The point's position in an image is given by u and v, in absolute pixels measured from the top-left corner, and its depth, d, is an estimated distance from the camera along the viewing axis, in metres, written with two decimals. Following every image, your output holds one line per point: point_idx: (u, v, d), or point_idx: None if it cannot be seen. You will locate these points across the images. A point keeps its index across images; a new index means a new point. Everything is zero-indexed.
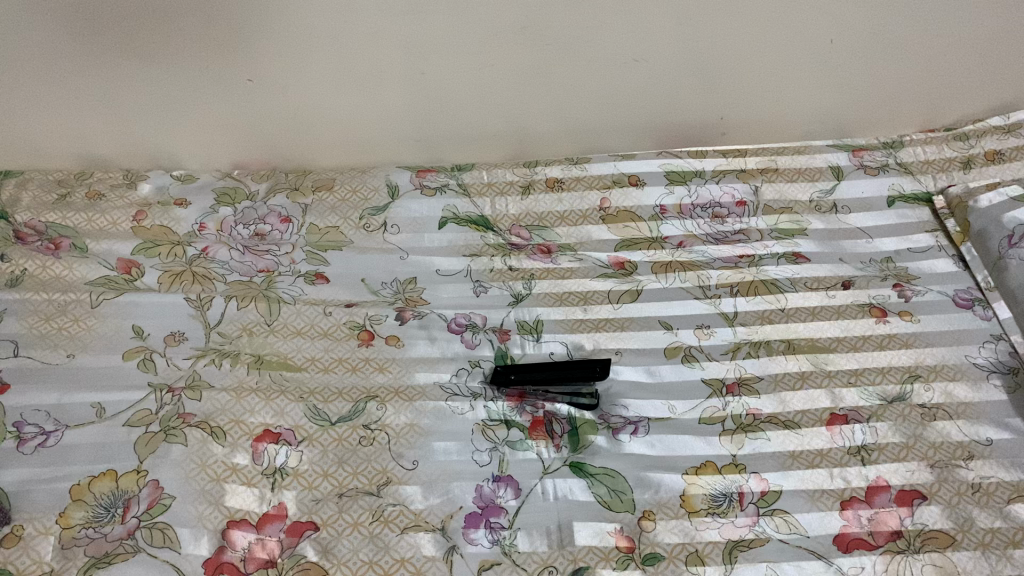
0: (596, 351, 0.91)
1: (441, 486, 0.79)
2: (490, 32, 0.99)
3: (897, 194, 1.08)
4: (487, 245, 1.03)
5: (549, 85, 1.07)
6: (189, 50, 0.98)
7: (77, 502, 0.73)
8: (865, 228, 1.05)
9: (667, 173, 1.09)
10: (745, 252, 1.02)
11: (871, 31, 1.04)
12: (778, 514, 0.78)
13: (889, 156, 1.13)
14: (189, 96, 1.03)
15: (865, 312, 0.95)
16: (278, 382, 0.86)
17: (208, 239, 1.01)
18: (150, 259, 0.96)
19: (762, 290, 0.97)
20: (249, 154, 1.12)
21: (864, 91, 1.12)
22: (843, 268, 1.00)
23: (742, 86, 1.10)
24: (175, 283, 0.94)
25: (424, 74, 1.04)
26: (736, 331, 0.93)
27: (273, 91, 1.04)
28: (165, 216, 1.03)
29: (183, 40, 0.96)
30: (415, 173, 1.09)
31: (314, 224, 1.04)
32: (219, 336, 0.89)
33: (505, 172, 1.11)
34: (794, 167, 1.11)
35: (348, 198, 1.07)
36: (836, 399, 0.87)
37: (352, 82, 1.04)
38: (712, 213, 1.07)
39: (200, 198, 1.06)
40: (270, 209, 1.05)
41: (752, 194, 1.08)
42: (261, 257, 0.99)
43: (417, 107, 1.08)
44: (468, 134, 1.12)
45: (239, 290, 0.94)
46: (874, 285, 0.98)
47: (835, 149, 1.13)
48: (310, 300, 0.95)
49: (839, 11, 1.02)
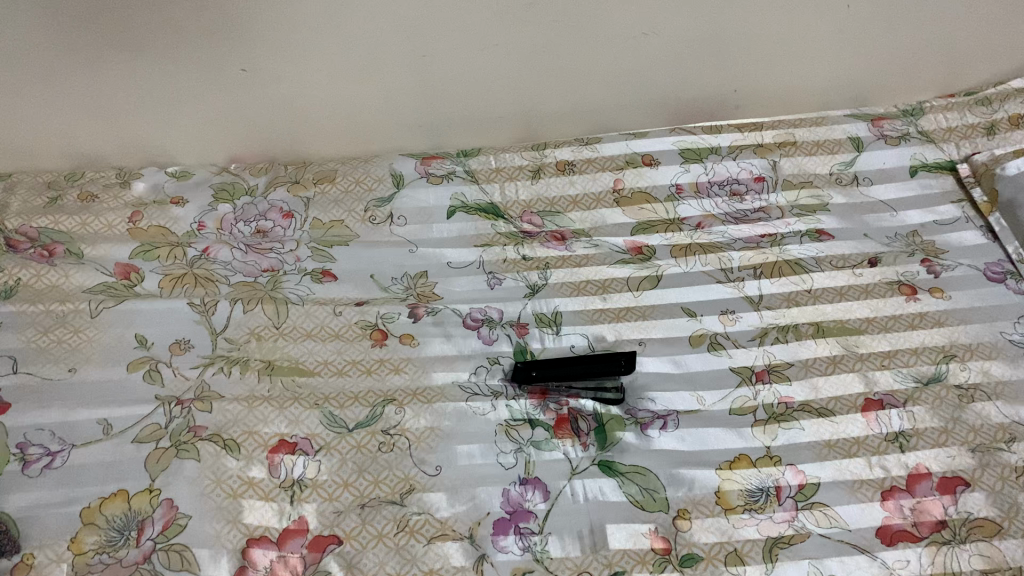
0: (620, 343, 0.88)
1: (466, 492, 0.77)
2: (494, 9, 0.95)
3: (920, 163, 1.04)
4: (499, 235, 0.98)
5: (556, 63, 1.02)
6: (181, 41, 0.93)
7: (88, 526, 0.70)
8: (888, 201, 1.01)
9: (682, 150, 1.05)
10: (767, 231, 0.98)
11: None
12: (817, 507, 0.75)
13: (911, 125, 1.08)
14: (181, 89, 0.99)
15: (895, 290, 0.91)
16: (291, 389, 0.82)
17: (207, 239, 0.96)
18: (149, 263, 0.92)
19: (786, 271, 0.93)
20: (244, 148, 1.08)
21: (882, 56, 1.08)
22: (869, 244, 0.96)
23: (756, 56, 1.06)
24: (177, 287, 0.90)
25: (425, 57, 0.99)
26: (762, 315, 0.90)
27: (268, 80, 0.99)
28: (162, 216, 0.98)
29: (172, 30, 0.92)
30: (419, 160, 1.05)
31: (317, 218, 0.99)
32: (226, 342, 0.86)
33: (513, 156, 1.06)
34: (812, 139, 1.07)
35: (351, 189, 1.02)
36: (870, 383, 0.84)
37: (350, 68, 0.99)
38: (730, 191, 1.03)
39: (196, 195, 1.01)
40: (271, 204, 1.00)
41: (771, 169, 1.04)
42: (264, 255, 0.95)
43: (419, 91, 1.03)
44: (472, 118, 1.08)
45: (245, 292, 0.90)
46: (902, 261, 0.94)
47: (854, 118, 1.09)
48: (319, 299, 0.91)
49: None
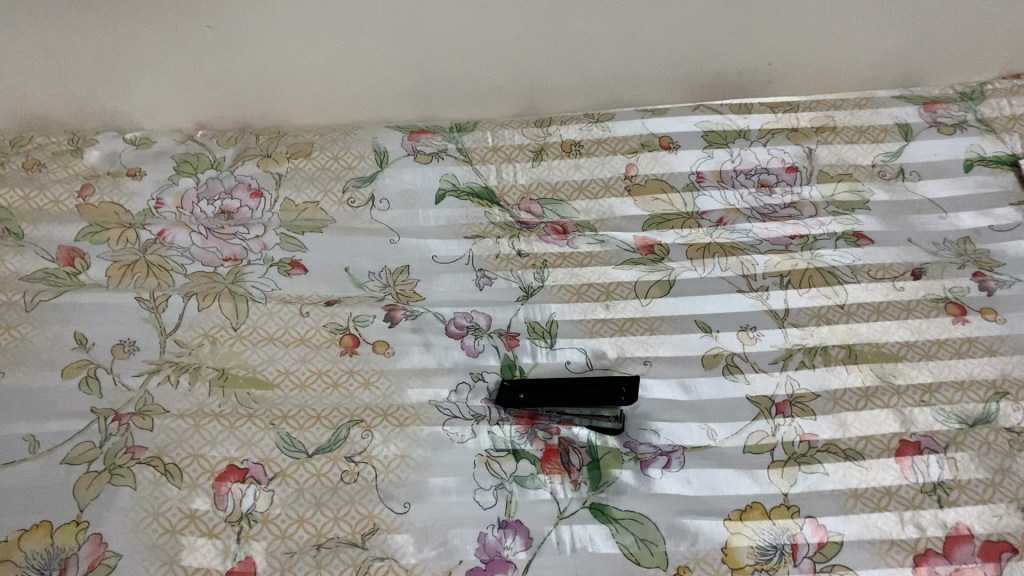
0: (622, 360, 0.77)
1: (438, 535, 0.67)
2: None
3: (976, 157, 0.91)
4: (493, 225, 0.88)
5: (565, 28, 0.90)
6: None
7: (4, 563, 0.61)
8: (937, 201, 0.89)
9: (705, 132, 0.94)
10: (797, 231, 0.86)
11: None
12: (838, 571, 0.65)
13: (969, 111, 0.95)
14: (139, 46, 0.87)
15: (940, 310, 0.79)
16: (244, 404, 0.73)
17: (165, 219, 0.86)
18: (97, 247, 0.82)
19: (816, 280, 0.82)
20: (214, 113, 0.96)
21: (939, 31, 0.95)
22: (913, 251, 0.84)
23: (794, 26, 0.93)
24: (126, 277, 0.80)
25: (416, 17, 0.87)
26: (787, 334, 0.79)
27: (238, 38, 0.88)
28: (116, 191, 0.88)
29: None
30: (408, 134, 0.93)
31: (289, 199, 0.88)
32: (176, 344, 0.76)
33: (513, 133, 0.95)
34: (854, 125, 0.94)
35: (328, 166, 0.91)
36: (906, 422, 0.73)
37: (330, 28, 0.87)
38: (758, 181, 0.91)
39: (156, 167, 0.90)
40: (237, 180, 0.89)
41: (806, 158, 0.92)
42: (227, 241, 0.84)
43: (409, 56, 0.91)
44: (470, 87, 0.96)
45: (201, 285, 0.80)
46: (950, 274, 0.82)
47: (904, 101, 0.96)
48: (284, 297, 0.80)
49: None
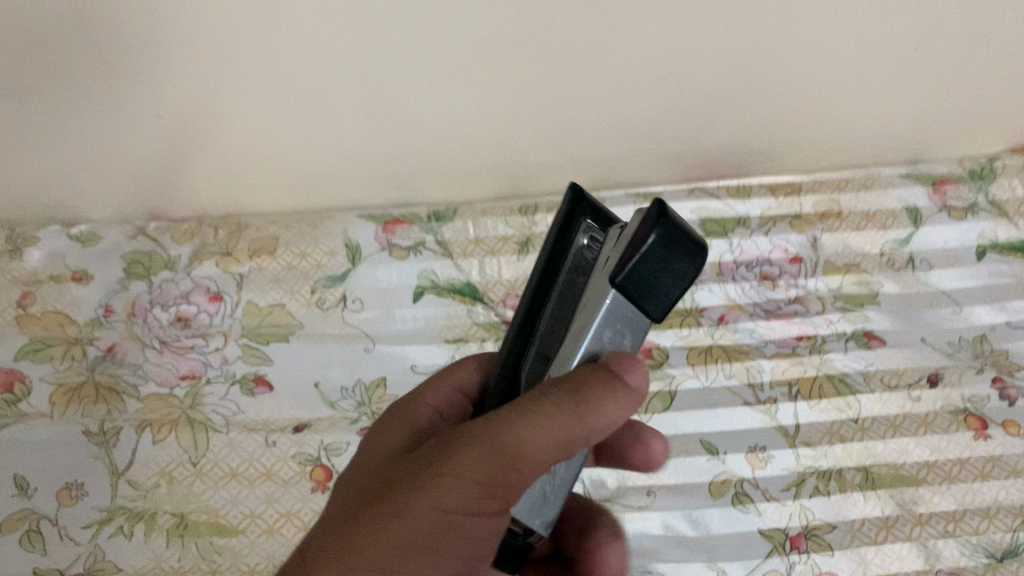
0: (623, 491, 0.72)
1: None
2: (464, 40, 0.75)
3: (990, 243, 0.85)
4: (477, 326, 0.81)
5: (560, 111, 0.82)
6: (86, 41, 0.73)
7: None
8: (950, 291, 0.83)
9: (702, 220, 0.88)
10: (805, 331, 0.81)
11: (976, 21, 0.79)
12: None
13: (980, 192, 0.87)
14: (81, 135, 0.81)
15: (960, 423, 0.74)
16: (205, 557, 0.66)
17: (115, 331, 0.79)
18: (38, 367, 0.76)
19: (827, 388, 0.77)
20: (167, 201, 0.87)
21: (962, 99, 0.86)
22: (926, 354, 0.79)
23: (808, 98, 0.84)
24: (72, 403, 0.73)
25: (381, 93, 0.79)
26: (799, 455, 0.73)
27: (192, 123, 0.80)
28: (60, 297, 0.80)
29: (57, 23, 0.72)
30: (381, 225, 0.86)
31: (252, 302, 0.81)
32: (128, 487, 0.69)
33: (495, 222, 0.87)
34: (861, 209, 0.88)
35: (295, 265, 0.83)
36: (930, 557, 0.67)
37: (288, 108, 0.80)
38: (760, 273, 0.85)
39: (104, 268, 0.82)
40: (195, 283, 0.82)
41: (810, 248, 0.86)
42: (184, 357, 0.77)
43: (376, 139, 0.83)
44: (437, 161, 0.86)
45: (156, 411, 0.74)
46: (969, 380, 0.77)
47: (912, 180, 0.89)
48: (247, 423, 0.74)
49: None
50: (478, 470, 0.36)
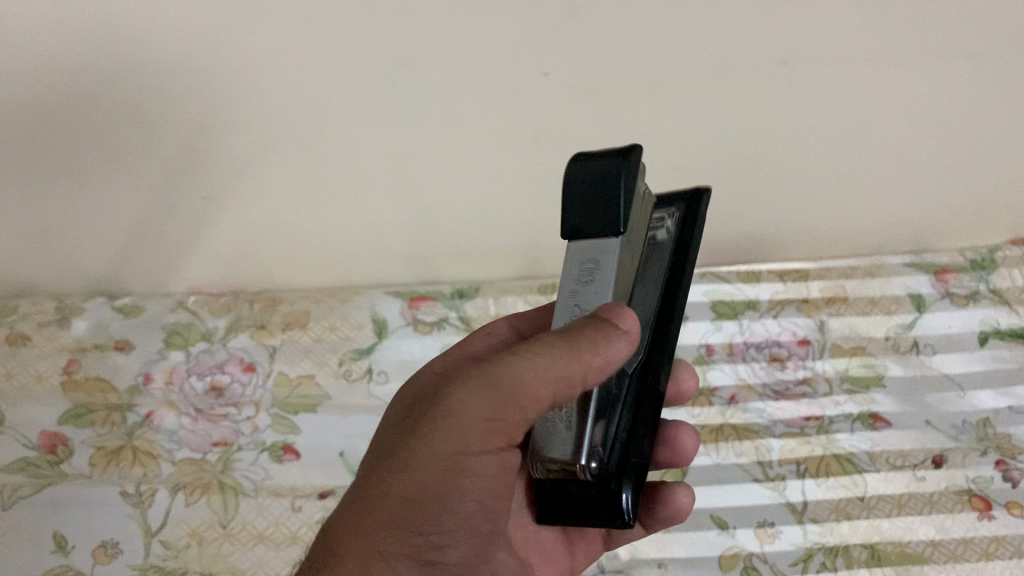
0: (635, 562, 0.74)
1: None
2: (491, 133, 0.80)
3: (992, 329, 0.88)
4: None
5: None
6: (140, 133, 0.78)
7: None
8: (953, 376, 0.86)
9: (713, 302, 0.92)
10: (813, 411, 0.84)
11: (973, 125, 0.82)
12: None
13: (982, 281, 0.91)
14: (131, 215, 0.86)
15: (964, 504, 0.76)
16: None
17: (153, 398, 0.83)
18: (80, 431, 0.81)
19: (834, 467, 0.79)
20: (207, 276, 0.92)
21: (964, 196, 0.90)
22: (931, 436, 0.81)
23: (815, 191, 0.89)
24: (110, 465, 0.78)
25: (411, 179, 0.84)
26: (806, 531, 0.75)
27: (233, 205, 0.85)
28: (102, 365, 0.85)
29: (114, 116, 0.77)
30: (407, 301, 0.90)
31: (283, 372, 0.85)
32: (161, 547, 0.73)
33: (515, 300, 0.90)
34: (866, 295, 0.91)
35: (324, 338, 0.88)
36: None
37: (323, 192, 0.85)
38: (769, 354, 0.88)
39: (145, 337, 0.87)
40: (230, 353, 0.86)
41: (818, 331, 0.89)
42: (217, 424, 0.81)
43: (405, 221, 0.89)
44: (460, 241, 0.91)
45: (189, 475, 0.78)
46: (973, 462, 0.79)
47: (916, 268, 0.92)
48: (275, 488, 0.77)
49: (941, 98, 0.80)
50: (484, 409, 0.45)
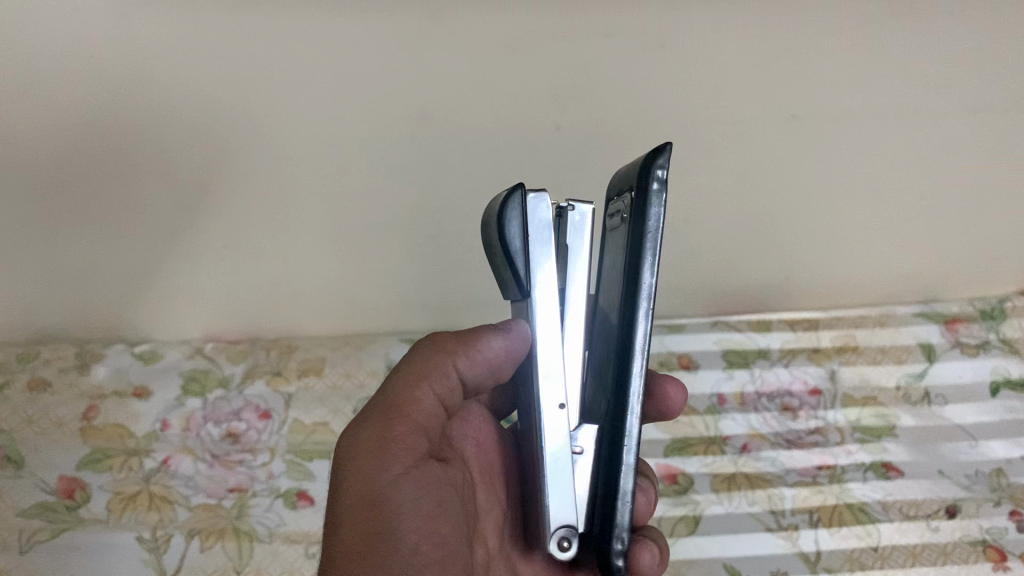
0: None
1: None
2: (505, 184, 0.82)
3: (1003, 379, 0.88)
4: None
5: None
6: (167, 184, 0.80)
7: None
8: (965, 426, 0.86)
9: (724, 351, 0.91)
10: (824, 460, 0.84)
11: (982, 178, 0.84)
12: None
13: (992, 330, 0.90)
14: (153, 263, 0.87)
15: (979, 555, 0.77)
16: None
17: (170, 444, 0.84)
18: (99, 476, 0.81)
19: (847, 517, 0.80)
20: (224, 324, 0.92)
21: (973, 248, 0.91)
22: (944, 486, 0.82)
23: (825, 242, 0.90)
24: (127, 511, 0.79)
25: (429, 229, 0.86)
26: None
27: (252, 254, 0.87)
28: (121, 411, 0.86)
29: (143, 168, 0.79)
30: None
31: (298, 420, 0.86)
32: None
33: None
34: (876, 344, 0.91)
35: (340, 385, 0.89)
36: None
37: (342, 242, 0.87)
38: (781, 403, 0.88)
39: (163, 385, 0.88)
40: (245, 401, 0.87)
41: (829, 381, 0.89)
42: (233, 470, 0.83)
43: (421, 271, 0.90)
44: (472, 287, 0.92)
45: (204, 521, 0.79)
46: (986, 512, 0.80)
47: (925, 318, 0.91)
48: (290, 535, 0.79)
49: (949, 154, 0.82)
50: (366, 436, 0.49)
